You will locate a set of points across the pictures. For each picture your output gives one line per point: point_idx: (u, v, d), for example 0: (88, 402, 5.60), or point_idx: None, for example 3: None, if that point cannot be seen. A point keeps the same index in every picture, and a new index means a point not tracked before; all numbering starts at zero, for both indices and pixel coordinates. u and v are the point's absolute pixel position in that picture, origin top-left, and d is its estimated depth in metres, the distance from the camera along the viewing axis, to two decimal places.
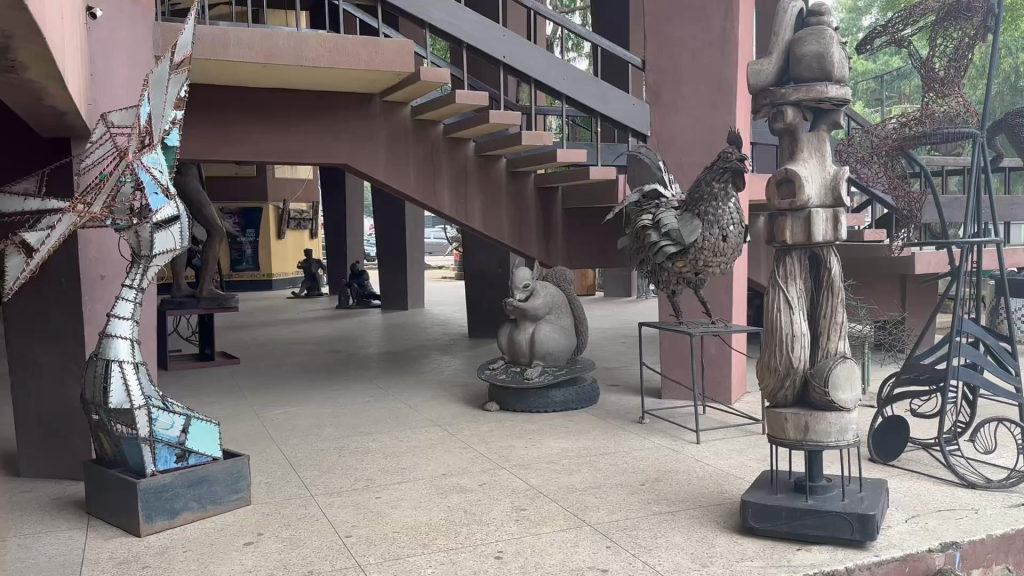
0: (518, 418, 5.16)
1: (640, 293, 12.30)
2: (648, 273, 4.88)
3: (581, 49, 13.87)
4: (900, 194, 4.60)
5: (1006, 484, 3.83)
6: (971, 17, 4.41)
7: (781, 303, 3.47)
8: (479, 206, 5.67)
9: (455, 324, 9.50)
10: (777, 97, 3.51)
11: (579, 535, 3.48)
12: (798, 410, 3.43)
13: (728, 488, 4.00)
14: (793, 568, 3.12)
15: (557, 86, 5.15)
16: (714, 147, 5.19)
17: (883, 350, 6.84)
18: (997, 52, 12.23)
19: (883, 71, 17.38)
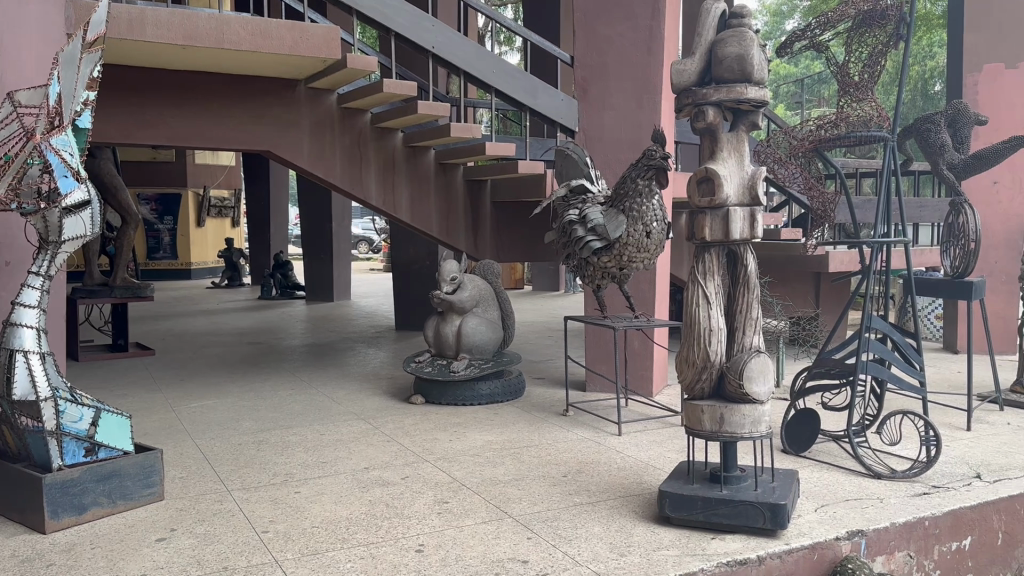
0: (443, 411, 5.15)
1: (568, 288, 12.44)
2: (574, 267, 4.91)
3: (514, 42, 13.86)
4: (816, 194, 4.70)
5: (909, 474, 3.98)
6: (885, 23, 4.58)
7: (700, 298, 3.55)
8: (406, 197, 5.63)
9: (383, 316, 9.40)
10: (699, 97, 3.59)
11: (500, 528, 3.49)
12: (714, 403, 3.52)
13: (647, 478, 4.08)
14: (707, 556, 3.20)
15: (489, 80, 5.12)
16: (640, 145, 5.26)
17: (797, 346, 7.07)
18: (903, 61, 12.78)
19: (803, 76, 17.96)
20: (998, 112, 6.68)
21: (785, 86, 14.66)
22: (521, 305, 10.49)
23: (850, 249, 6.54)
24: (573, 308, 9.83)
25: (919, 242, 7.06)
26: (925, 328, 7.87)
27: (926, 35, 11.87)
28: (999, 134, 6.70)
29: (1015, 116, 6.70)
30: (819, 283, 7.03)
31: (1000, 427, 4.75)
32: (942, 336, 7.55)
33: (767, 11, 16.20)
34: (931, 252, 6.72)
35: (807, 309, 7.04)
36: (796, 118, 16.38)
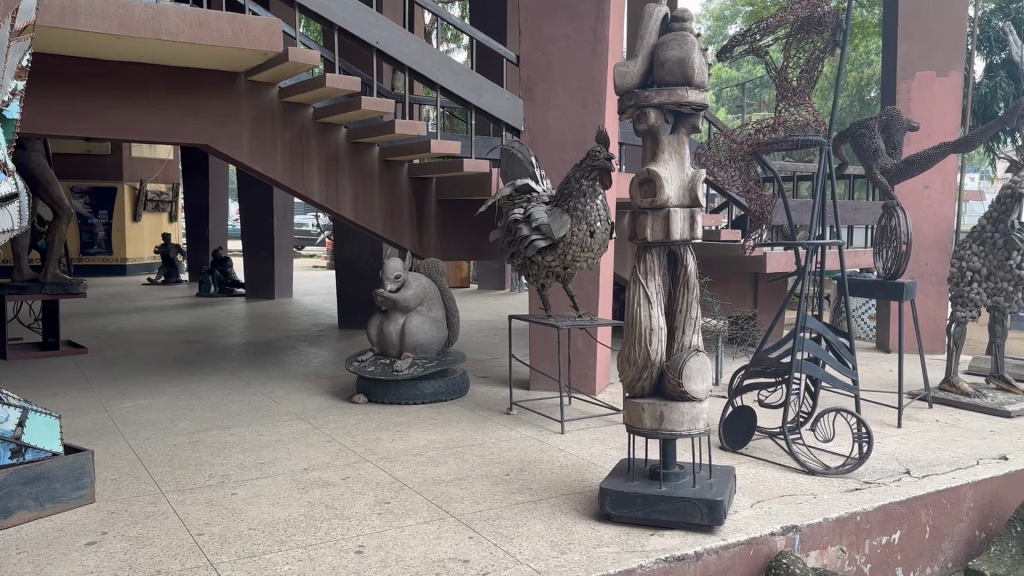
0: (386, 410, 5.12)
1: (514, 286, 12.47)
2: (518, 266, 4.91)
3: (460, 40, 13.79)
4: (754, 196, 4.74)
5: (842, 470, 4.09)
6: (823, 30, 4.67)
7: (641, 298, 3.60)
8: (350, 194, 5.58)
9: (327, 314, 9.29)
10: (641, 99, 3.62)
11: (441, 527, 3.48)
12: (654, 401, 3.57)
13: (588, 476, 4.12)
14: (646, 553, 3.24)
15: (435, 77, 5.10)
16: (584, 145, 5.30)
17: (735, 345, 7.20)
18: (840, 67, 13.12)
19: (744, 79, 18.29)
20: (929, 118, 6.92)
21: (726, 89, 14.88)
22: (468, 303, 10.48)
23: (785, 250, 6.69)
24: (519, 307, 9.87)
25: (852, 244, 7.26)
26: (858, 327, 8.11)
27: (861, 43, 12.21)
28: (929, 140, 6.93)
29: (945, 123, 6.95)
30: (757, 283, 7.18)
31: (927, 423, 4.92)
32: (874, 335, 7.79)
33: (709, 14, 16.41)
34: (864, 253, 6.92)
35: (745, 309, 7.19)
36: (737, 120, 16.68)
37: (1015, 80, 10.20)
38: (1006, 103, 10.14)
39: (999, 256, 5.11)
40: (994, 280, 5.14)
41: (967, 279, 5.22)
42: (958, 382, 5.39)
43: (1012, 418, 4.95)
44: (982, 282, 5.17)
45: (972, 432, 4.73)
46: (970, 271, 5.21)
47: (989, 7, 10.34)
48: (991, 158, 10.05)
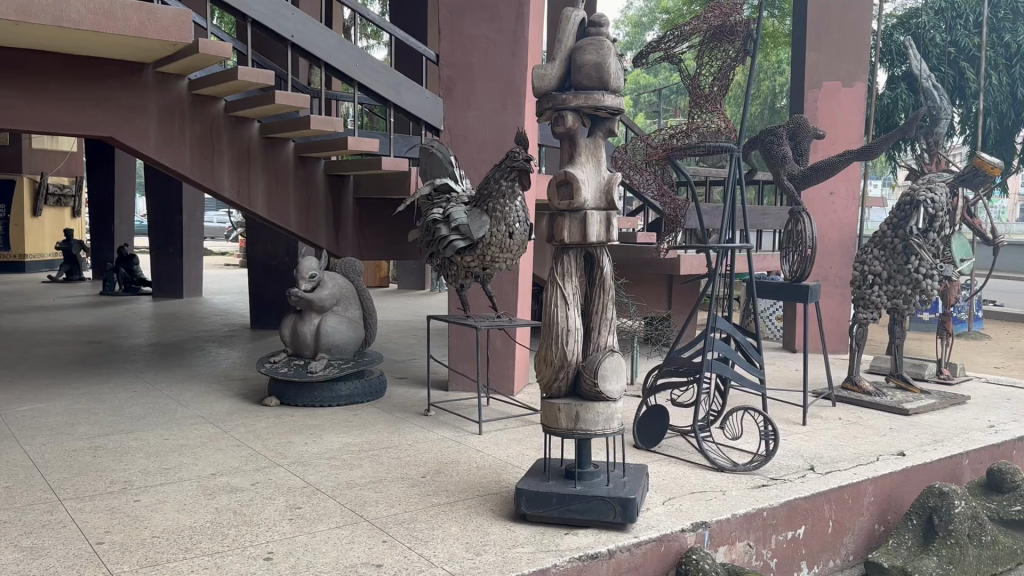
0: (299, 413, 5.01)
1: (434, 286, 12.39)
2: (437, 266, 4.87)
3: (381, 38, 13.59)
4: (668, 199, 5.00)
5: (749, 467, 4.22)
6: (734, 39, 4.76)
7: (558, 299, 3.63)
8: (263, 190, 5.43)
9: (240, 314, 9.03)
10: (559, 102, 3.64)
11: (355, 532, 3.43)
12: (570, 401, 3.60)
13: (504, 477, 4.12)
14: (560, 552, 3.26)
15: (352, 73, 4.99)
16: (504, 146, 5.31)
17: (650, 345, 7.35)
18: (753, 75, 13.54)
19: (662, 85, 18.68)
20: (833, 127, 7.22)
21: (644, 94, 15.14)
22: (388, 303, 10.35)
23: (698, 253, 6.85)
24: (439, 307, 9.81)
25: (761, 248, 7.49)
26: (766, 328, 8.40)
27: (772, 53, 12.64)
28: (834, 148, 7.22)
29: (849, 132, 7.27)
30: (671, 285, 7.34)
31: (830, 421, 5.12)
32: (781, 336, 8.08)
33: (628, 20, 16.65)
34: (773, 256, 7.14)
35: (659, 310, 7.35)
36: (655, 126, 17.03)
37: (913, 92, 10.76)
38: (905, 114, 10.68)
39: (897, 261, 5.33)
40: (893, 284, 5.36)
41: (869, 281, 5.44)
42: (860, 381, 5.62)
43: (909, 416, 5.18)
44: (883, 284, 5.39)
45: (872, 429, 4.94)
46: (871, 275, 5.43)
47: (890, 23, 10.87)
48: (891, 166, 10.56)
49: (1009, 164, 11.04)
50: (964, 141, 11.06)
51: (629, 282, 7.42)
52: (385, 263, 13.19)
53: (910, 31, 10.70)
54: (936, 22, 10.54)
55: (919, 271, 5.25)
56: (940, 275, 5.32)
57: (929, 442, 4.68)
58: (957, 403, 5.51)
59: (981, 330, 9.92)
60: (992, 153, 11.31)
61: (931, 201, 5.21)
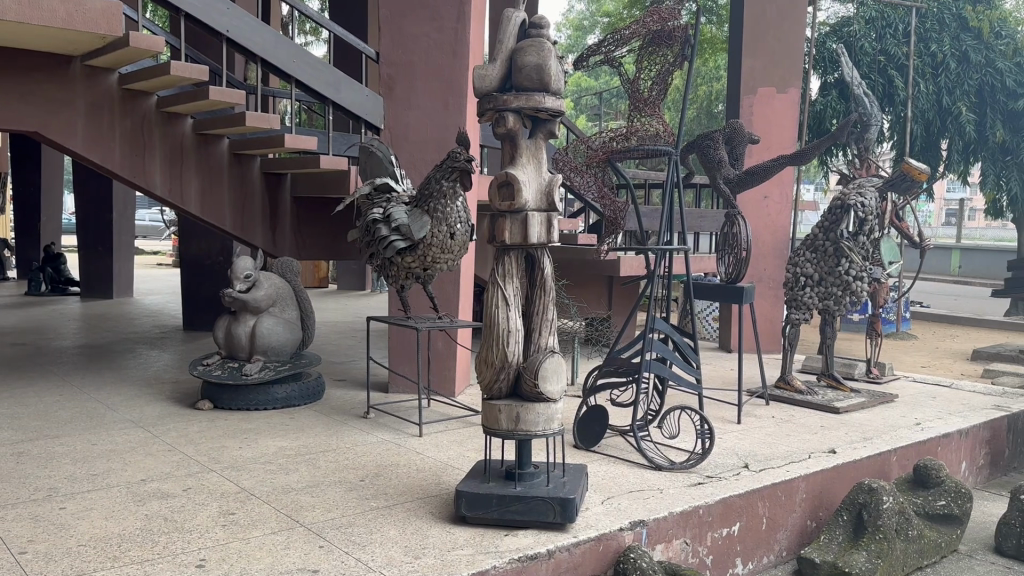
0: (233, 417, 4.89)
1: (375, 286, 12.26)
2: (377, 267, 4.79)
3: (321, 35, 13.39)
4: (608, 202, 5.09)
5: (686, 466, 4.29)
6: (672, 44, 4.79)
7: (499, 300, 3.62)
8: (196, 188, 5.28)
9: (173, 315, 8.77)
10: (500, 102, 3.63)
11: (290, 537, 3.35)
12: (511, 401, 3.60)
13: (444, 479, 4.10)
14: (500, 554, 3.25)
15: (290, 70, 4.89)
16: (445, 146, 5.28)
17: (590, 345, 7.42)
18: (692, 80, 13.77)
19: (603, 88, 18.87)
20: (767, 132, 7.40)
21: (586, 97, 15.27)
22: (328, 304, 10.19)
23: (638, 255, 6.94)
24: (379, 308, 9.71)
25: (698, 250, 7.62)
26: (703, 329, 8.57)
27: (710, 58, 12.88)
28: (768, 152, 7.40)
29: (783, 138, 7.47)
30: (611, 286, 7.42)
31: (764, 419, 5.24)
32: (717, 336, 8.25)
33: (569, 23, 16.75)
34: (708, 258, 7.25)
35: (599, 311, 7.41)
36: (595, 129, 17.22)
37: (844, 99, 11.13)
38: (836, 120, 11.03)
39: (828, 263, 5.49)
40: (824, 285, 5.51)
41: (801, 283, 5.59)
42: (792, 380, 5.77)
43: (840, 414, 5.33)
44: (814, 286, 5.54)
45: (803, 427, 5.08)
46: (803, 276, 5.58)
47: (823, 31, 11.20)
48: (823, 171, 10.88)
49: (934, 169, 11.50)
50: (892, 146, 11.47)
51: (570, 283, 7.46)
52: (325, 263, 13.00)
53: (841, 39, 11.01)
54: (867, 31, 10.85)
55: (849, 273, 5.41)
56: (869, 277, 5.50)
57: (859, 439, 4.83)
58: (885, 401, 5.69)
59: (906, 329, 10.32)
60: (918, 159, 11.76)
61: (861, 206, 5.38)
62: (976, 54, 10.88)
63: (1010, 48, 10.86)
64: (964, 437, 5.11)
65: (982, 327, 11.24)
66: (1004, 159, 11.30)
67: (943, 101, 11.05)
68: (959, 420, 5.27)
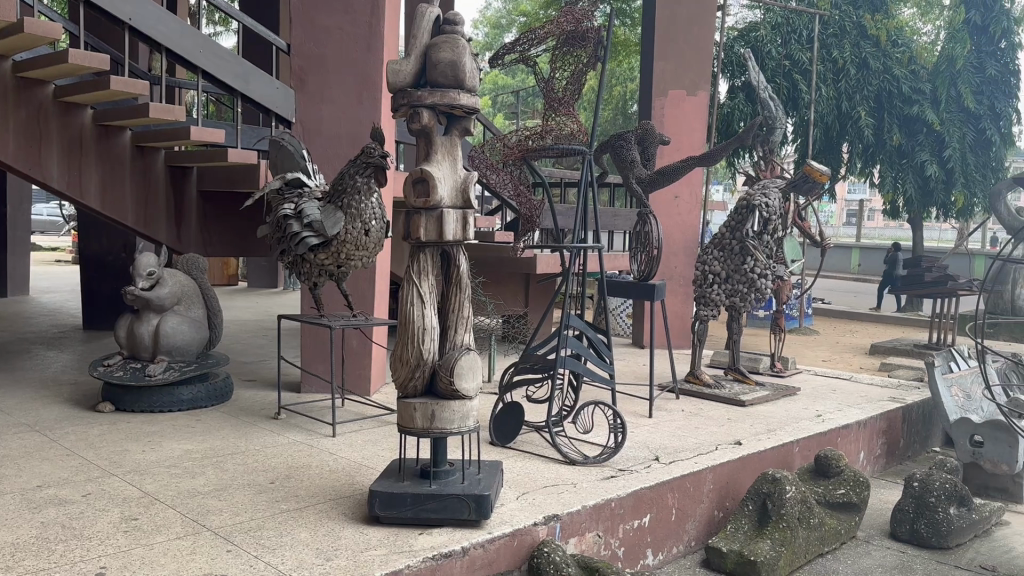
0: (137, 419, 4.69)
1: (287, 285, 11.97)
2: (288, 264, 4.62)
3: (230, 24, 12.96)
4: (524, 199, 5.14)
5: (599, 459, 4.36)
6: (585, 46, 4.87)
7: (415, 297, 3.59)
8: (97, 181, 5.03)
9: (72, 314, 8.35)
10: (414, 99, 3.59)
11: (196, 542, 3.24)
12: (425, 400, 3.58)
13: (358, 479, 4.04)
14: (415, 553, 3.22)
15: (194, 60, 4.68)
16: (359, 141, 5.23)
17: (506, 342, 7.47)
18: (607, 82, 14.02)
19: (519, 86, 18.96)
20: (678, 133, 7.60)
21: (503, 96, 15.31)
22: (240, 302, 9.91)
23: (553, 252, 7.01)
24: (293, 307, 9.50)
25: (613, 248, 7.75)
26: (616, 325, 8.74)
27: (626, 61, 13.12)
28: (679, 153, 7.60)
29: (692, 139, 7.69)
30: (527, 283, 7.48)
31: (674, 413, 5.37)
32: (631, 332, 8.43)
33: (486, 20, 16.76)
34: (622, 256, 7.38)
35: (516, 308, 7.46)
36: (511, 127, 17.30)
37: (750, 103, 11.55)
38: (742, 122, 11.43)
39: (735, 260, 5.67)
40: (731, 282, 5.69)
41: (709, 281, 5.76)
42: (701, 374, 5.94)
43: (745, 407, 5.53)
44: (721, 283, 5.72)
45: (711, 420, 5.23)
46: (711, 274, 5.75)
47: (731, 35, 11.60)
48: (732, 172, 11.25)
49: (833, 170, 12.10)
50: (796, 148, 11.97)
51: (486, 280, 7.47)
52: (234, 259, 12.71)
53: (749, 44, 11.43)
54: (773, 36, 11.33)
55: (754, 271, 5.60)
56: (773, 275, 5.70)
57: (764, 431, 5.01)
58: (788, 394, 5.92)
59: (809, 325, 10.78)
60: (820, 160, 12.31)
61: (765, 207, 5.57)
62: (875, 61, 11.45)
63: (906, 55, 11.58)
64: (861, 427, 5.37)
65: (878, 321, 11.86)
66: (901, 161, 11.86)
67: (842, 105, 11.62)
68: (856, 412, 5.53)
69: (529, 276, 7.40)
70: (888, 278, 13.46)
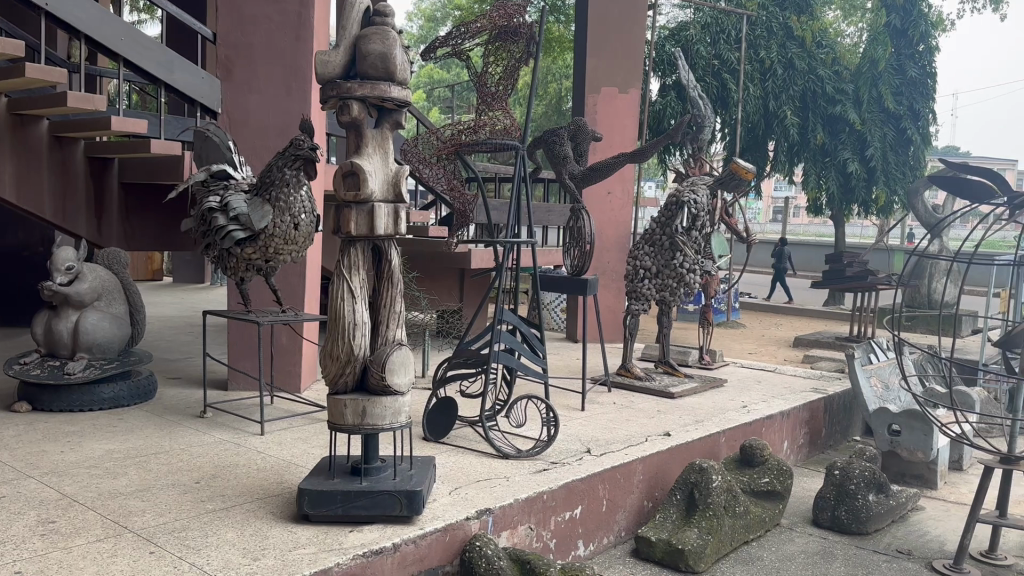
0: (56, 419, 4.53)
1: (215, 280, 11.69)
2: (215, 259, 4.51)
3: (154, 12, 12.58)
4: (457, 194, 5.14)
5: (532, 453, 4.39)
6: (519, 40, 4.89)
7: (345, 293, 3.54)
8: (12, 172, 4.79)
9: None
10: (343, 90, 3.53)
11: (117, 544, 3.14)
12: (356, 396, 3.54)
13: (287, 477, 3.97)
14: (344, 550, 3.18)
15: (113, 46, 4.53)
16: (288, 133, 5.14)
17: (441, 337, 7.46)
18: (543, 78, 14.08)
19: (454, 81, 18.92)
20: (610, 130, 7.69)
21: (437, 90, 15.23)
22: (166, 299, 9.65)
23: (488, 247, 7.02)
24: (221, 302, 9.28)
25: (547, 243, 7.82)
26: (549, 319, 8.82)
27: (562, 57, 13.19)
28: (611, 149, 7.71)
29: (624, 136, 7.80)
30: (462, 278, 7.47)
31: (606, 406, 5.44)
32: (564, 327, 8.51)
33: (421, 14, 16.67)
34: (556, 251, 7.44)
35: (451, 303, 7.44)
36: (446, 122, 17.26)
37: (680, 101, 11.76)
38: (673, 119, 11.63)
39: (664, 256, 5.77)
40: (661, 277, 5.79)
41: (640, 275, 5.84)
42: (632, 367, 6.02)
43: (674, 399, 5.63)
44: (652, 278, 5.81)
45: (642, 412, 5.32)
46: (642, 269, 5.83)
47: (662, 34, 11.79)
48: (662, 168, 11.46)
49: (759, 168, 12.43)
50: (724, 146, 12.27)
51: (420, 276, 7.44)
52: (158, 254, 12.45)
53: (679, 43, 11.65)
54: (703, 35, 11.51)
55: (683, 266, 5.72)
56: (702, 270, 5.83)
57: (692, 422, 5.11)
58: (715, 385, 6.07)
59: (736, 319, 11.06)
60: (746, 158, 12.63)
61: (693, 203, 5.66)
62: (801, 61, 11.78)
63: (830, 56, 11.94)
64: (785, 417, 5.53)
65: (803, 315, 12.22)
66: (824, 160, 12.28)
67: (769, 105, 11.93)
68: (781, 402, 5.70)
69: (464, 271, 7.40)
70: (780, 273, 13.78)
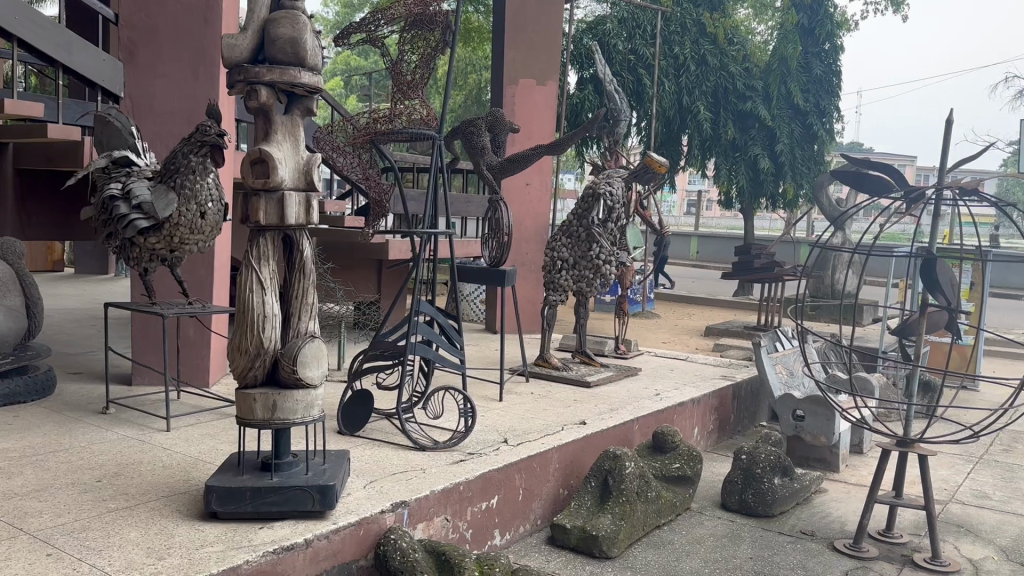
0: None
1: (120, 271, 11.27)
2: (117, 249, 4.36)
3: None
4: (372, 184, 5.03)
5: (449, 444, 4.38)
6: (434, 29, 4.87)
7: (254, 284, 3.45)
8: None
9: None
10: (251, 75, 3.43)
11: (11, 547, 2.99)
12: (266, 390, 3.45)
13: (194, 474, 3.87)
14: (254, 547, 3.11)
15: (8, 25, 4.27)
16: (194, 119, 5.00)
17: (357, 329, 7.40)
18: (463, 69, 14.01)
19: (372, 70, 18.68)
20: (528, 122, 7.75)
21: None
22: (67, 291, 9.25)
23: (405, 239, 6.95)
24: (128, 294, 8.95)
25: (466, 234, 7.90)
26: (467, 310, 8.86)
27: (481, 47, 13.14)
28: (529, 141, 7.75)
29: (541, 128, 7.85)
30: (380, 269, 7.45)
31: (523, 396, 5.48)
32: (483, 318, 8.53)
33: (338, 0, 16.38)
34: (474, 242, 7.42)
35: (369, 294, 7.43)
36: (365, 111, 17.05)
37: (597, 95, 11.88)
38: (591, 113, 11.77)
39: (581, 247, 5.83)
40: (578, 268, 5.84)
41: (557, 267, 5.88)
42: (549, 357, 6.08)
43: (590, 388, 5.72)
44: (569, 269, 5.86)
45: (557, 401, 5.38)
46: (559, 260, 5.87)
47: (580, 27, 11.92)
48: (580, 161, 11.58)
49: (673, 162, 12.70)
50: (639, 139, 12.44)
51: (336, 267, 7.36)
52: (58, 244, 11.93)
53: (597, 36, 11.78)
54: (619, 30, 11.72)
55: (599, 257, 5.78)
56: (617, 262, 5.91)
57: (606, 411, 5.19)
58: (630, 373, 6.19)
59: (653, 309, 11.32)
60: (661, 153, 12.87)
61: (609, 195, 5.79)
62: (711, 58, 12.11)
63: (740, 53, 12.26)
64: (696, 404, 5.69)
65: (717, 304, 12.58)
66: (734, 155, 12.68)
67: (682, 100, 12.21)
68: (692, 390, 5.85)
69: (381, 262, 7.37)
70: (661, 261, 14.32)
